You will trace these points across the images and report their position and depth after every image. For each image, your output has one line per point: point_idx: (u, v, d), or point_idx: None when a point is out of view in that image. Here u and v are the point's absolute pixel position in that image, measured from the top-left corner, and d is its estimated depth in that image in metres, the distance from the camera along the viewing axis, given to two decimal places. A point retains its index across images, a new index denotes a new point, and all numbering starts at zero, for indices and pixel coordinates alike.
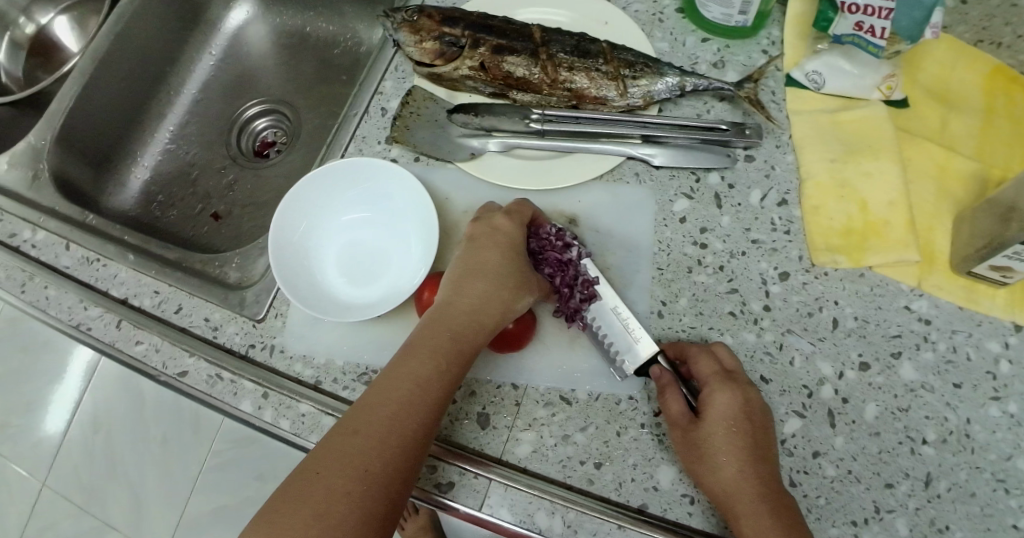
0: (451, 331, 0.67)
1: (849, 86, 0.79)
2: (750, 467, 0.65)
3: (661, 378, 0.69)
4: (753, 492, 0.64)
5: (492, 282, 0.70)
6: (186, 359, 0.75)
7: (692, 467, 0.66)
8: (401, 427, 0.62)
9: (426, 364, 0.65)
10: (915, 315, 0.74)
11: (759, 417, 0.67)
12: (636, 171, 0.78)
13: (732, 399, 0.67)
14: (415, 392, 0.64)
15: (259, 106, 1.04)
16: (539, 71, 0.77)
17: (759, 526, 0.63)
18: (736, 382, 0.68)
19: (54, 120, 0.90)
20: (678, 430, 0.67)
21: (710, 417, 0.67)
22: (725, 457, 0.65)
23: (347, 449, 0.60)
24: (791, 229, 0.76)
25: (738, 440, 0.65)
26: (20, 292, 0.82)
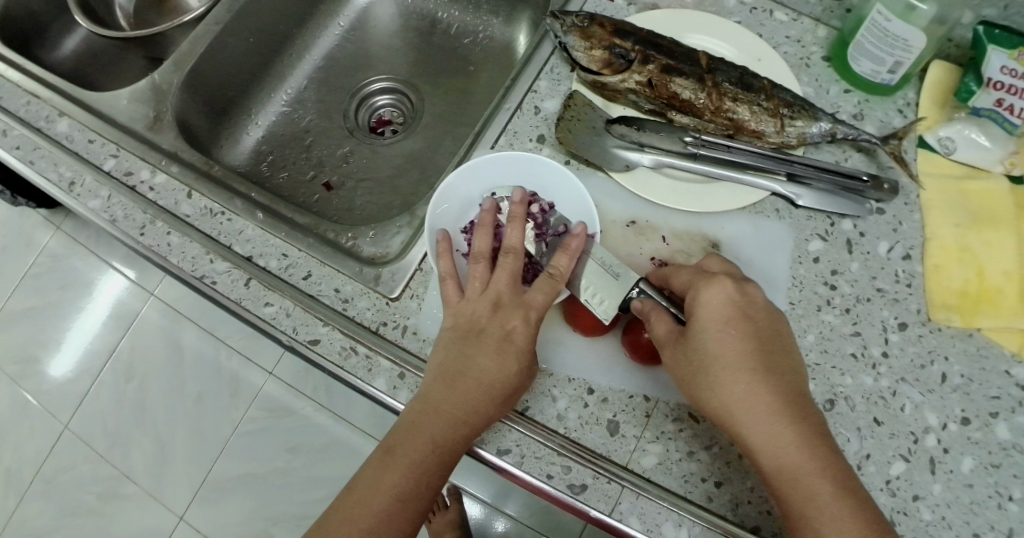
0: (473, 401, 0.67)
1: (978, 158, 0.84)
2: (753, 375, 0.65)
3: (643, 306, 0.70)
4: (763, 401, 0.64)
5: (502, 353, 0.69)
6: (319, 328, 0.74)
7: (687, 380, 0.67)
8: (417, 480, 0.67)
9: (451, 430, 0.67)
10: (1013, 380, 0.79)
11: (742, 312, 0.67)
12: (777, 207, 0.81)
13: (716, 296, 0.68)
14: (433, 455, 0.67)
15: (384, 82, 1.04)
16: (704, 97, 0.79)
17: (781, 444, 0.63)
18: (719, 277, 0.69)
19: (183, 64, 0.89)
20: (669, 346, 0.68)
21: (698, 320, 0.67)
22: (731, 369, 0.65)
23: (377, 494, 0.66)
24: (912, 283, 0.80)
25: (734, 347, 0.66)
26: (139, 235, 0.80)
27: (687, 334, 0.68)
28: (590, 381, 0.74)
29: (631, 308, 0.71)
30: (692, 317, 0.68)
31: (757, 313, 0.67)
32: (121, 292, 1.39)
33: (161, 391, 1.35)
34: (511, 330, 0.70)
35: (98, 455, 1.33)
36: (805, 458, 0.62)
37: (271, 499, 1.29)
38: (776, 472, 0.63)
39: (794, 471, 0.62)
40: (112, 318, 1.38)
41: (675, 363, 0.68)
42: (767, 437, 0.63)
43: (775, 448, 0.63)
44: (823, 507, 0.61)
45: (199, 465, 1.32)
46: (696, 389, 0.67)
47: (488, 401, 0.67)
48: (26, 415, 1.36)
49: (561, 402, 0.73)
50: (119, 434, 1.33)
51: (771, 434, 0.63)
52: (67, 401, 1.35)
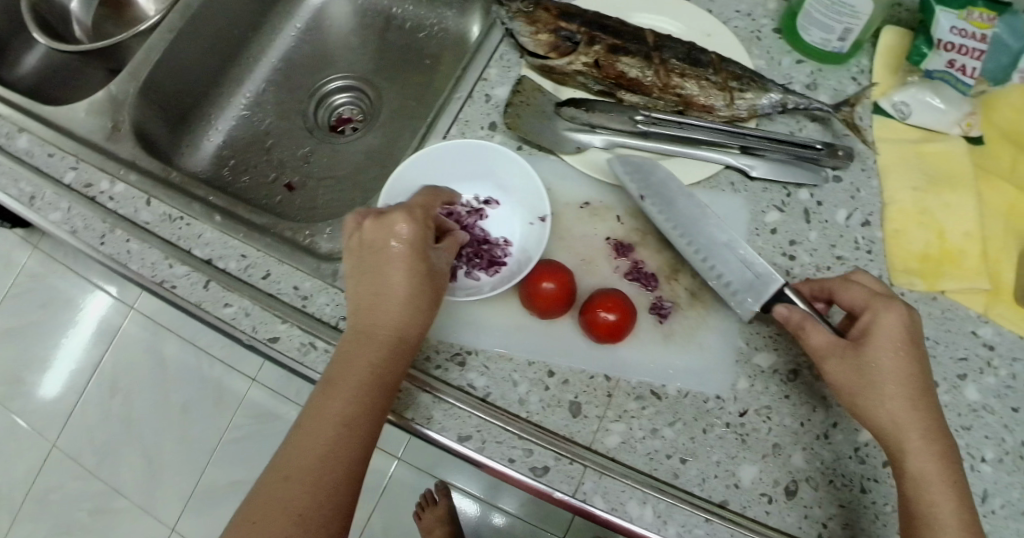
0: (387, 315, 0.66)
1: (934, 120, 0.83)
2: (915, 397, 0.65)
3: (790, 317, 0.69)
4: (919, 425, 0.64)
5: (408, 261, 0.67)
6: (278, 326, 0.75)
7: (849, 392, 0.66)
8: (359, 410, 0.64)
9: (373, 350, 0.65)
10: (981, 340, 0.79)
11: (911, 337, 0.66)
12: (732, 180, 0.80)
13: (896, 322, 0.66)
14: (365, 384, 0.64)
15: (341, 81, 1.05)
16: (651, 74, 0.79)
17: (924, 470, 0.64)
18: (893, 302, 0.67)
19: (138, 73, 0.90)
20: (835, 358, 0.67)
21: (876, 340, 0.66)
22: (893, 390, 0.64)
23: (313, 442, 0.62)
24: (873, 249, 0.80)
25: (902, 369, 0.65)
26: (99, 244, 0.80)
27: (859, 346, 0.66)
28: (550, 363, 0.74)
29: (773, 312, 0.71)
30: (868, 333, 0.66)
31: (910, 336, 0.66)
32: (102, 309, 1.40)
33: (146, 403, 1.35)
34: (401, 237, 0.68)
35: (89, 471, 1.33)
36: (942, 486, 0.63)
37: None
38: (920, 494, 0.64)
39: (936, 496, 0.63)
40: (94, 336, 1.39)
41: (839, 375, 0.66)
42: (923, 463, 0.64)
43: (927, 474, 0.63)
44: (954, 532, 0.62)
45: (188, 476, 1.32)
46: (853, 400, 0.66)
47: (405, 313, 0.66)
48: (15, 437, 1.37)
49: (522, 386, 0.73)
50: (108, 449, 1.34)
51: (928, 460, 0.64)
52: (54, 420, 1.36)
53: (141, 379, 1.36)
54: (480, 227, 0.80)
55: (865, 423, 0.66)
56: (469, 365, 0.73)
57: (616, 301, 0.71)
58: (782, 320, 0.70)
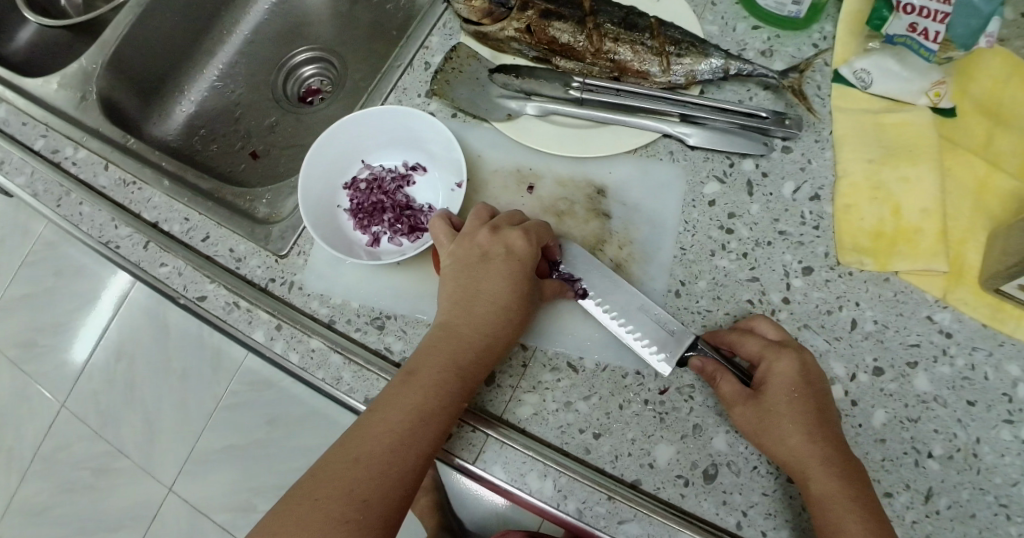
0: (490, 325, 0.68)
1: (899, 89, 0.77)
2: (815, 435, 0.65)
3: (706, 367, 0.68)
4: (821, 456, 0.64)
5: (485, 309, 0.68)
6: (206, 286, 0.77)
7: (755, 436, 0.66)
8: (402, 452, 0.63)
9: (473, 357, 0.67)
10: (937, 326, 0.73)
11: (811, 379, 0.67)
12: (670, 149, 0.77)
13: (790, 369, 0.67)
14: (433, 399, 0.65)
15: (308, 53, 1.07)
16: (584, 39, 0.78)
17: (845, 520, 0.61)
18: (789, 350, 0.68)
19: (108, 46, 0.94)
20: (739, 405, 0.67)
21: (772, 385, 0.67)
22: (794, 426, 0.65)
23: (364, 446, 0.63)
24: (820, 225, 0.75)
25: (802, 412, 0.66)
26: (55, 206, 0.84)
27: (759, 392, 0.67)
28: None
29: (690, 366, 0.69)
30: (765, 383, 0.67)
31: (821, 378, 0.67)
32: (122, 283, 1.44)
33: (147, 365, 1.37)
34: (495, 283, 0.69)
35: (95, 431, 1.39)
36: (852, 510, 0.62)
37: (256, 470, 1.33)
38: (824, 525, 0.62)
39: (842, 518, 0.62)
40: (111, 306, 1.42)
41: (747, 424, 0.66)
42: (829, 492, 0.63)
43: (831, 505, 0.62)
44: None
45: (185, 440, 1.35)
46: (761, 444, 0.66)
47: (496, 325, 0.68)
48: (32, 397, 1.45)
49: None
50: (114, 411, 1.38)
51: (832, 490, 0.63)
52: (67, 381, 1.42)
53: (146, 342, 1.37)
54: (404, 194, 0.80)
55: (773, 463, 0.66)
56: (386, 329, 0.73)
57: None
58: (697, 372, 0.69)
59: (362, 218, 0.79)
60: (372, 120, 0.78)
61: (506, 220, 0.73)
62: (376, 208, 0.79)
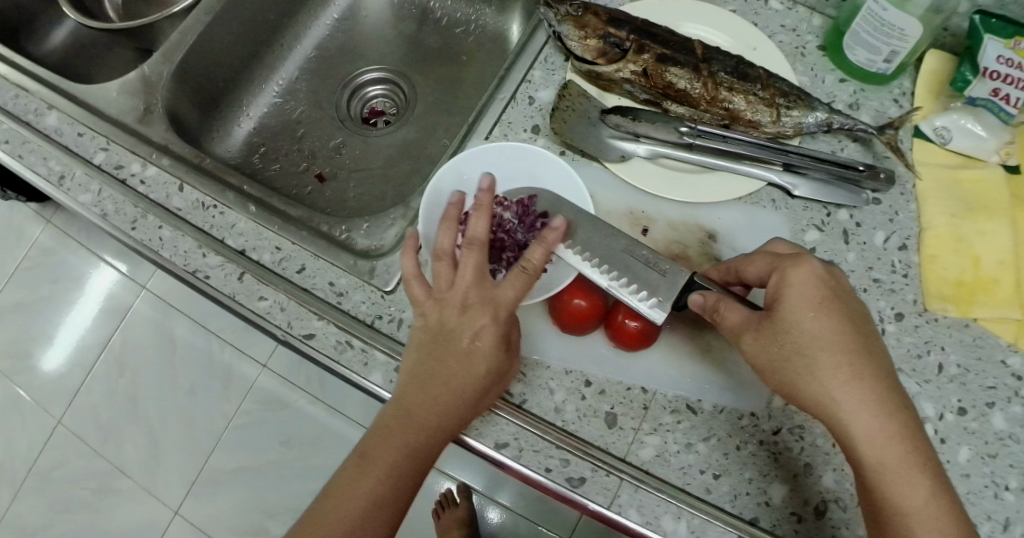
0: (480, 319, 0.65)
1: (974, 147, 0.84)
2: (852, 361, 0.62)
3: (707, 301, 0.68)
4: (869, 395, 0.61)
5: (481, 303, 0.66)
6: (314, 322, 0.74)
7: (778, 366, 0.63)
8: (409, 453, 0.64)
9: (468, 352, 0.65)
10: (1010, 369, 0.79)
11: (828, 293, 0.64)
12: (772, 197, 0.80)
13: (800, 282, 0.64)
14: (434, 403, 0.64)
15: (378, 72, 1.02)
16: (699, 87, 0.79)
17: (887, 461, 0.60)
18: (802, 259, 0.65)
19: (172, 55, 0.88)
20: (752, 334, 0.65)
21: (787, 302, 0.64)
22: (823, 357, 0.62)
23: (361, 487, 0.63)
24: (908, 273, 0.80)
25: (819, 335, 0.63)
26: (130, 230, 0.80)
27: (773, 317, 0.64)
28: (587, 373, 0.73)
29: (692, 303, 0.69)
30: (779, 302, 0.64)
31: (839, 292, 0.64)
32: (109, 281, 1.37)
33: (155, 379, 1.31)
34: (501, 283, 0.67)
35: (92, 449, 1.30)
36: (900, 453, 0.61)
37: (270, 495, 1.26)
38: (877, 461, 0.61)
39: (886, 457, 0.60)
40: (100, 309, 1.36)
41: (759, 354, 0.64)
42: (875, 434, 0.61)
43: (878, 440, 0.60)
44: (918, 488, 0.60)
45: (195, 459, 1.28)
46: (788, 379, 0.63)
47: (487, 320, 0.65)
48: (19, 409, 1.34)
49: (558, 394, 0.73)
50: (116, 428, 1.30)
51: (880, 432, 0.61)
52: (62, 395, 1.33)
53: (150, 359, 1.32)
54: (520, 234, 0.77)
55: (795, 399, 0.63)
56: None
57: (641, 310, 0.72)
58: (699, 308, 0.69)
59: None
60: (495, 156, 0.78)
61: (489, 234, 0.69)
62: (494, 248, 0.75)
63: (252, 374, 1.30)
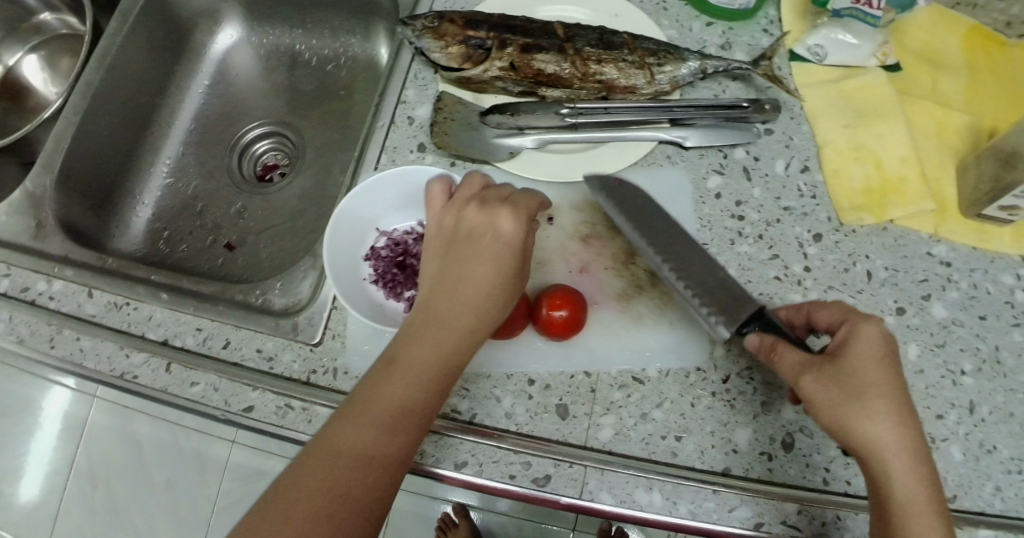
0: (488, 275, 0.67)
1: (851, 57, 0.85)
2: (905, 416, 0.60)
3: (762, 343, 0.66)
4: (908, 444, 0.59)
5: (487, 255, 0.67)
6: (249, 394, 0.73)
7: (834, 408, 0.60)
8: (413, 405, 0.62)
9: (479, 308, 0.66)
10: (937, 259, 0.81)
11: (893, 350, 0.62)
12: (667, 154, 0.80)
13: (873, 334, 0.62)
14: (439, 351, 0.64)
15: (261, 127, 1.01)
16: (569, 66, 0.79)
17: (912, 510, 0.58)
18: (875, 318, 0.63)
19: (52, 163, 0.86)
20: (810, 372, 0.62)
21: (856, 349, 0.61)
22: (878, 402, 0.59)
23: (357, 434, 0.60)
24: (816, 194, 0.81)
25: (883, 384, 0.60)
26: (50, 349, 0.78)
27: (838, 361, 0.62)
28: (529, 371, 0.73)
29: (748, 342, 0.67)
30: (851, 347, 0.62)
31: (900, 353, 0.62)
32: (60, 404, 1.27)
33: (127, 486, 1.25)
34: (502, 230, 0.68)
35: None
36: (928, 507, 0.58)
37: None
38: (902, 499, 0.59)
39: (917, 502, 0.58)
40: (60, 433, 1.27)
41: (817, 388, 0.61)
42: (904, 482, 0.59)
43: (910, 487, 0.58)
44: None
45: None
46: (839, 418, 0.60)
47: (492, 277, 0.67)
48: None
49: (506, 400, 0.72)
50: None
51: (909, 480, 0.59)
52: (43, 523, 1.30)
53: (120, 469, 1.25)
54: None
55: (840, 436, 0.60)
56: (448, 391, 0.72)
57: (566, 298, 0.72)
58: (755, 349, 0.67)
59: (392, 286, 0.76)
60: (385, 187, 0.76)
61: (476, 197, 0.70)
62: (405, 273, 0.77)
63: (222, 453, 1.28)
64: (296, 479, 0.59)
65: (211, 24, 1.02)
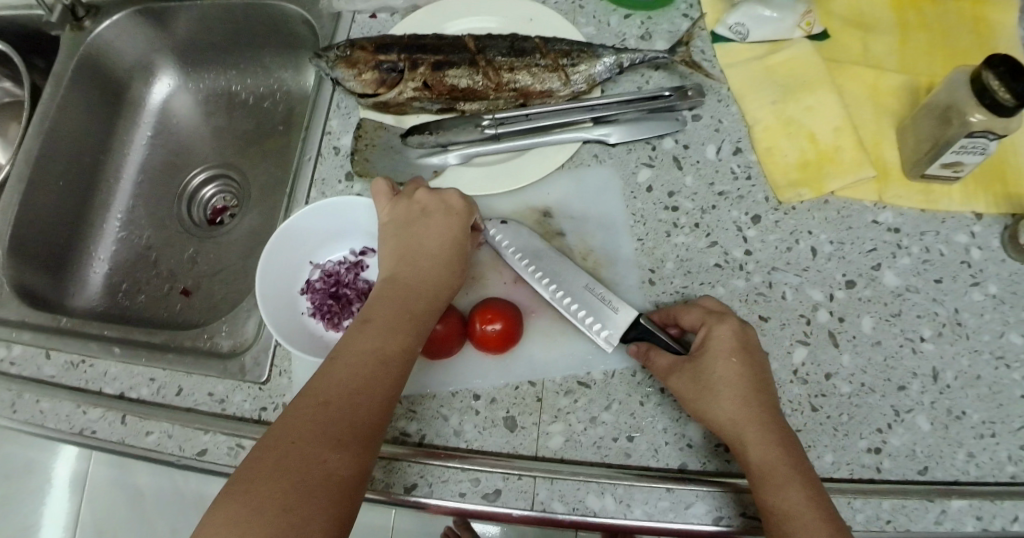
0: (431, 270, 0.69)
1: (773, 31, 0.83)
2: (757, 399, 0.64)
3: (640, 350, 0.70)
4: (761, 425, 0.63)
5: (430, 252, 0.70)
6: (201, 438, 0.74)
7: (693, 400, 0.65)
8: (369, 392, 0.62)
9: (426, 302, 0.68)
10: (884, 226, 0.79)
11: (746, 344, 0.66)
12: (594, 153, 0.80)
13: (726, 332, 0.66)
14: (391, 339, 0.65)
15: (204, 172, 1.04)
16: (482, 78, 0.79)
17: (777, 486, 0.61)
18: (725, 316, 0.68)
19: (3, 232, 0.88)
20: (675, 371, 0.67)
21: (709, 347, 0.66)
22: (725, 389, 0.64)
23: (313, 419, 0.60)
24: (751, 175, 0.80)
25: (734, 373, 0.65)
26: (11, 413, 0.78)
27: (696, 357, 0.67)
28: (473, 388, 0.73)
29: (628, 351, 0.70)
30: (705, 344, 0.67)
31: (753, 344, 0.66)
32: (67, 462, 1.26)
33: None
34: (441, 229, 0.71)
35: None
36: (793, 482, 0.61)
37: None
38: (763, 468, 0.62)
39: (778, 469, 0.61)
40: (66, 493, 1.25)
41: (680, 384, 0.66)
42: (764, 459, 0.62)
43: (766, 463, 0.61)
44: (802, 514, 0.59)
45: None
46: (697, 409, 0.65)
47: (438, 272, 0.70)
48: None
49: (453, 418, 0.72)
50: None
51: (769, 457, 0.62)
52: None
53: (121, 523, 1.23)
54: (364, 280, 0.79)
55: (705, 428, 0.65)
56: (395, 415, 0.72)
57: (497, 310, 0.72)
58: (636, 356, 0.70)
59: (331, 317, 0.76)
60: (313, 220, 0.76)
61: (408, 214, 0.72)
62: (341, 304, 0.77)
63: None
64: (256, 468, 0.57)
65: (148, 76, 1.04)
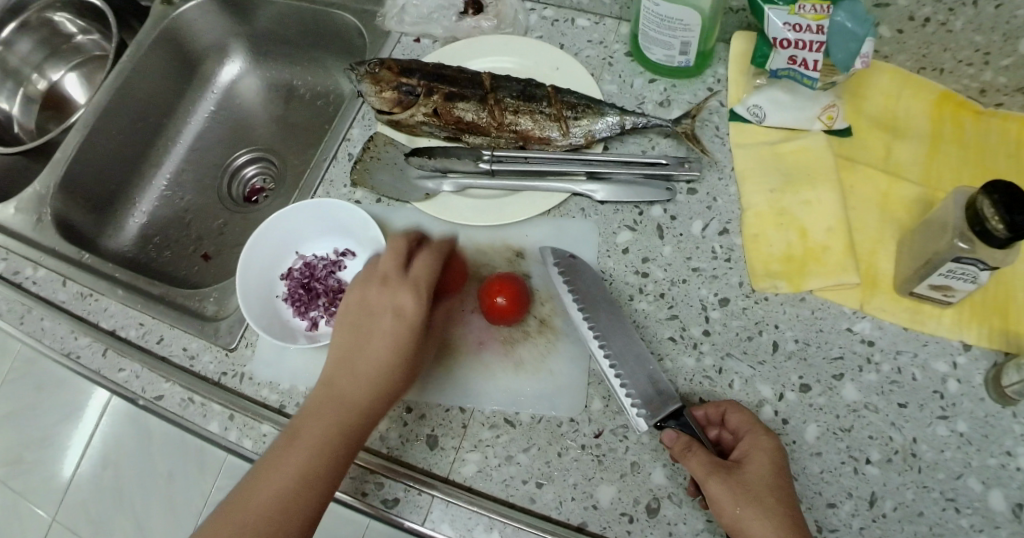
0: (367, 366, 0.69)
1: (793, 118, 0.83)
2: (796, 516, 0.63)
3: (677, 441, 0.66)
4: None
5: (390, 333, 0.70)
6: (161, 384, 0.81)
7: (740, 508, 0.62)
8: (322, 455, 0.65)
9: (374, 380, 0.68)
10: (858, 336, 0.77)
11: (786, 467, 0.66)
12: (581, 206, 0.83)
13: (769, 446, 0.66)
14: (336, 417, 0.67)
15: (248, 154, 1.13)
16: (486, 115, 0.84)
17: None
18: (769, 434, 0.67)
19: (59, 167, 0.97)
20: (720, 472, 0.64)
21: (749, 458, 0.65)
22: (775, 501, 0.62)
23: (276, 479, 0.64)
24: (731, 256, 0.80)
25: (780, 486, 0.64)
26: (19, 323, 0.87)
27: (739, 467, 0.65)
28: (407, 399, 0.76)
29: (665, 436, 0.67)
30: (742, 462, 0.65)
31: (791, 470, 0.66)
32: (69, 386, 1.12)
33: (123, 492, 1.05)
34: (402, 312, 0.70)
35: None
36: None
37: None
38: None
39: None
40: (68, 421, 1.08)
41: (727, 487, 0.63)
42: None
43: None
44: None
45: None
46: (741, 518, 0.62)
47: (378, 365, 0.69)
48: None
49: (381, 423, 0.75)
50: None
51: None
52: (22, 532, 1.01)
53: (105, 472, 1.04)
54: (335, 278, 0.85)
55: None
56: None
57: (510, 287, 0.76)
58: (670, 445, 0.67)
59: (300, 305, 0.83)
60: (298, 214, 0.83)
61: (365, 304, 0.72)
62: (308, 296, 0.83)
63: None
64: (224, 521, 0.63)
65: (222, 56, 1.16)
